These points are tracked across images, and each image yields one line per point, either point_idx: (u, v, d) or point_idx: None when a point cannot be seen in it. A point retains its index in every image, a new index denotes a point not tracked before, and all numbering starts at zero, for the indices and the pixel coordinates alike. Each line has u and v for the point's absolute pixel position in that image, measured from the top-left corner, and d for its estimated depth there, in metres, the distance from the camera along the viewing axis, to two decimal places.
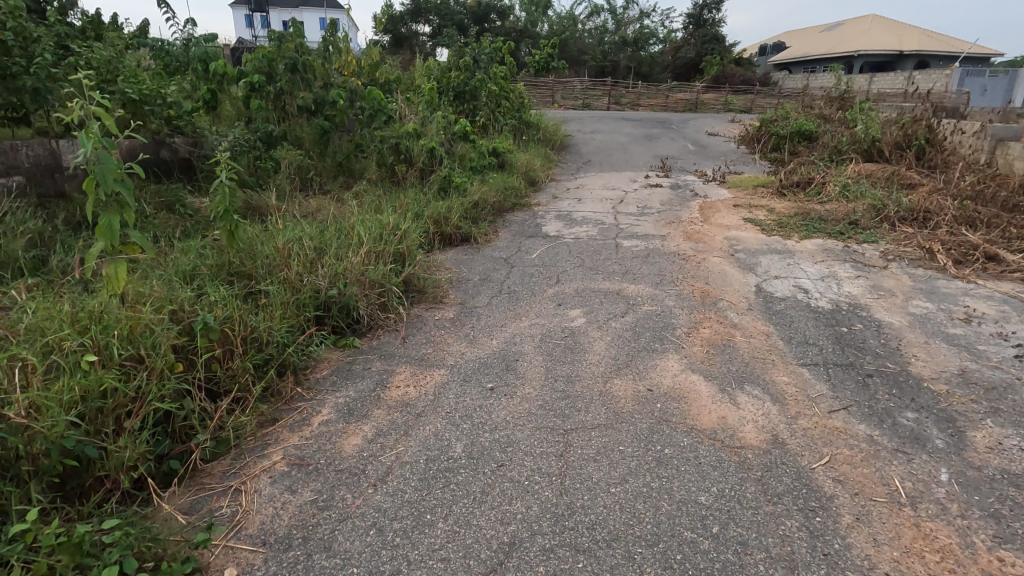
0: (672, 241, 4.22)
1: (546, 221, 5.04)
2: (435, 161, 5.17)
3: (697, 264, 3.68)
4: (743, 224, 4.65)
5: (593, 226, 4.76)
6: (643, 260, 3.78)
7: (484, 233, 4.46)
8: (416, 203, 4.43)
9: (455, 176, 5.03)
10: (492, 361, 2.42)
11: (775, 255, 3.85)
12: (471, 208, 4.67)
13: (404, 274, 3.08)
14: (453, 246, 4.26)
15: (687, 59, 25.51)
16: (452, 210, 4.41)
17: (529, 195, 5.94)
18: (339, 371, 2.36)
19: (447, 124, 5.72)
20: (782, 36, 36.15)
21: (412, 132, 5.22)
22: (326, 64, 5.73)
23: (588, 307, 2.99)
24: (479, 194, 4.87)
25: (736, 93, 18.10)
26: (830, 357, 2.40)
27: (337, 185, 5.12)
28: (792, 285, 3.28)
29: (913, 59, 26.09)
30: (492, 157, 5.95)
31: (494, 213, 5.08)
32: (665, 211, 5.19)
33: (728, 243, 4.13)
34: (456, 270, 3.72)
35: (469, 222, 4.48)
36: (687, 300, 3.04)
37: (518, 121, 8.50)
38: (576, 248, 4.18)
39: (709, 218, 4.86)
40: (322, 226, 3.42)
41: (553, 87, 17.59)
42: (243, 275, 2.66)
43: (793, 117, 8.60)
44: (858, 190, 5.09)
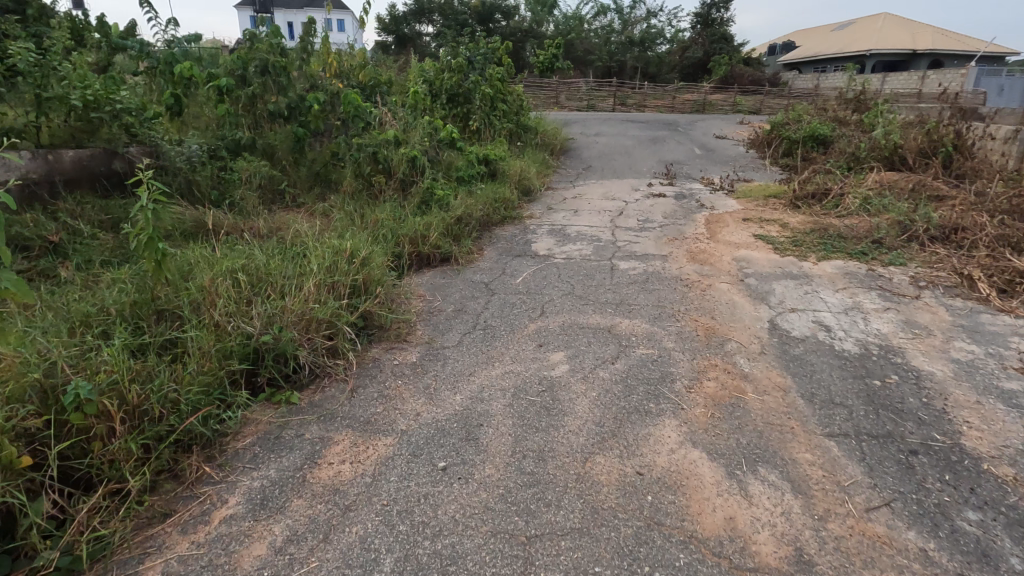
0: (675, 262, 3.79)
1: (537, 237, 4.62)
2: (417, 171, 4.77)
3: (701, 292, 3.24)
4: (753, 241, 4.22)
5: (588, 243, 4.34)
6: (640, 286, 3.35)
7: (467, 253, 4.05)
8: (391, 221, 4.03)
9: (438, 188, 4.62)
10: (451, 427, 2.00)
11: (790, 280, 3.40)
12: (453, 224, 4.25)
13: (362, 310, 2.67)
14: (430, 268, 3.85)
15: (695, 59, 24.99)
16: (431, 228, 4.00)
17: (522, 207, 5.52)
18: (265, 439, 1.95)
19: (433, 130, 5.31)
20: (792, 36, 35.50)
21: (393, 140, 4.81)
22: (304, 67, 5.35)
23: (573, 349, 2.57)
24: (464, 208, 4.46)
25: (746, 94, 17.58)
26: (863, 423, 1.96)
27: (312, 198, 4.73)
28: (811, 320, 2.84)
29: (927, 59, 25.41)
30: (483, 166, 5.54)
31: (481, 228, 4.66)
32: (668, 226, 4.75)
33: (737, 265, 3.69)
34: (429, 298, 3.30)
35: (450, 241, 4.08)
36: (689, 341, 2.62)
37: (515, 125, 8.08)
38: (566, 270, 3.76)
39: (716, 235, 4.42)
40: (276, 250, 3.02)
41: (558, 88, 17.16)
42: (165, 318, 2.27)
43: (806, 120, 8.12)
44: (881, 202, 4.63)
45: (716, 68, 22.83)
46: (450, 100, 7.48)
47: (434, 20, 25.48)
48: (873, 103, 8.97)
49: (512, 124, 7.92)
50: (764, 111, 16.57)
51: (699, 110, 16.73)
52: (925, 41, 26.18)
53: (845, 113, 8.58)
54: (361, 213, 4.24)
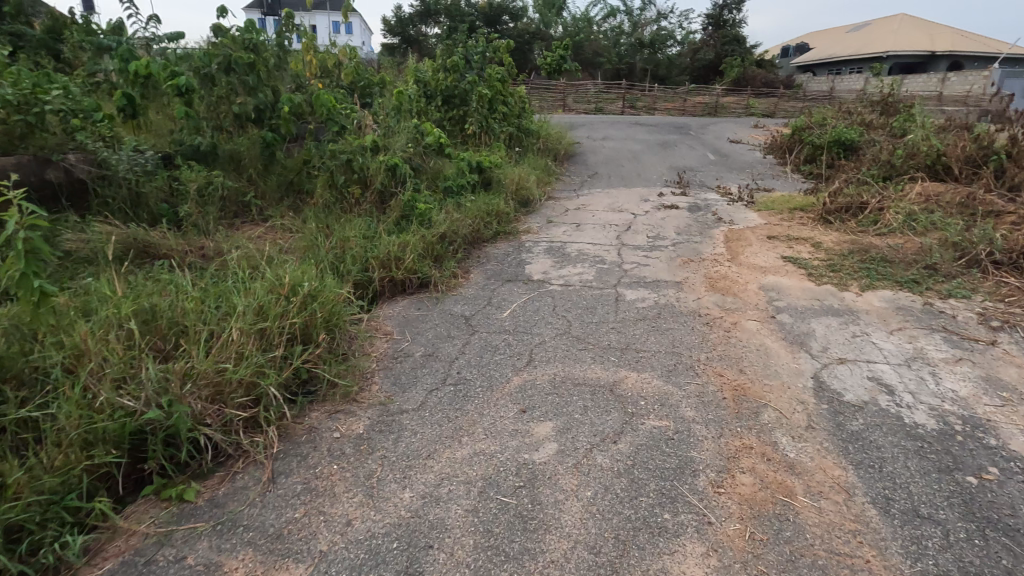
0: (691, 291, 3.23)
1: (533, 257, 4.07)
2: (398, 182, 4.23)
3: (725, 333, 2.68)
4: (782, 264, 3.64)
5: (589, 265, 3.78)
6: (651, 324, 2.79)
7: (449, 280, 3.51)
8: (363, 242, 3.50)
9: (421, 200, 4.09)
10: (391, 549, 1.46)
11: (832, 318, 2.83)
12: (436, 243, 3.72)
13: (300, 364, 2.13)
14: (405, 296, 3.31)
15: (706, 62, 24.32)
16: (408, 249, 3.46)
17: (518, 221, 4.97)
18: (128, 567, 1.41)
19: (419, 135, 4.78)
20: (805, 38, 34.75)
21: (373, 146, 4.29)
22: (280, 65, 4.85)
23: (564, 417, 2.01)
24: (449, 224, 3.93)
25: (760, 97, 16.93)
26: (967, 557, 1.40)
27: (281, 212, 4.22)
28: (865, 377, 2.26)
29: (947, 61, 24.62)
30: (475, 175, 5.00)
31: (469, 247, 4.12)
32: (681, 245, 4.19)
33: (766, 297, 3.12)
34: (397, 337, 2.76)
35: (430, 264, 3.54)
36: (713, 406, 2.06)
37: (516, 128, 7.55)
38: (563, 299, 3.21)
39: (737, 256, 3.84)
40: (209, 284, 2.49)
41: (565, 91, 16.61)
42: (29, 385, 1.74)
43: (830, 124, 7.52)
44: (927, 220, 4.04)
45: (728, 70, 22.20)
46: (445, 102, 6.96)
47: (440, 22, 25.06)
48: (902, 106, 8.35)
49: (513, 127, 7.38)
50: (779, 114, 15.94)
51: (711, 113, 16.07)
52: (945, 42, 25.36)
53: (872, 116, 7.95)
54: (330, 231, 3.71)
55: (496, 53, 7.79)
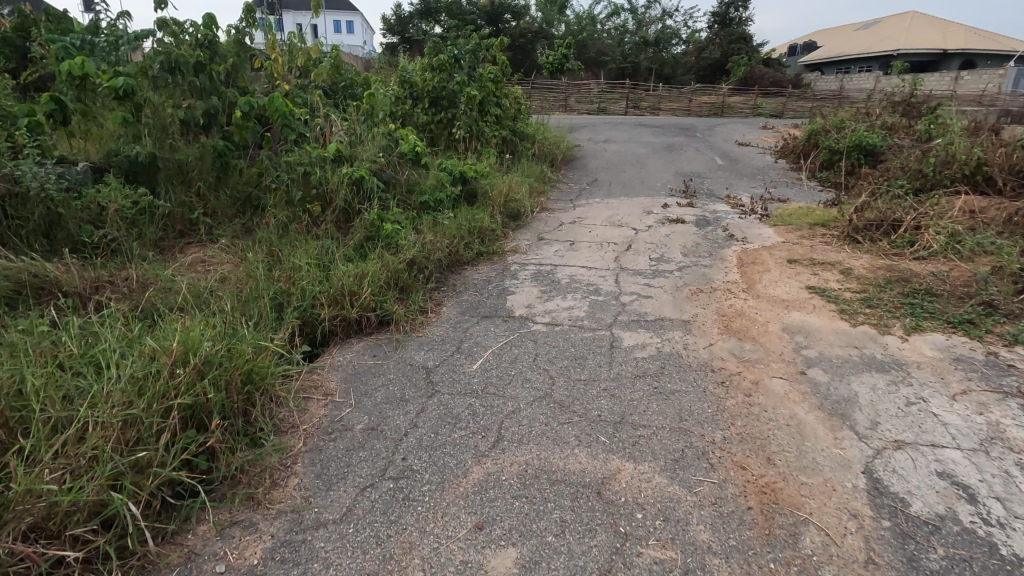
0: (701, 333, 2.70)
1: (517, 283, 3.55)
2: (366, 198, 3.72)
3: (745, 397, 2.14)
4: (807, 297, 3.10)
5: (581, 296, 3.25)
6: (652, 382, 2.26)
7: (416, 316, 3.00)
8: (315, 272, 2.99)
9: (390, 218, 3.58)
10: None
11: (877, 375, 2.29)
12: (403, 271, 3.20)
13: (184, 457, 1.61)
14: (361, 339, 2.80)
15: (712, 61, 23.68)
16: (366, 281, 2.94)
17: (505, 239, 4.44)
18: None
19: (393, 142, 4.25)
20: (813, 36, 34.03)
21: (337, 156, 3.77)
22: (238, 64, 4.32)
23: (533, 542, 1.49)
24: (420, 248, 3.42)
25: (768, 96, 16.34)
26: None
27: (232, 233, 3.71)
28: (933, 470, 1.73)
29: (959, 59, 23.87)
30: (457, 187, 4.47)
31: (444, 273, 3.60)
32: (688, 269, 3.66)
33: (791, 342, 2.58)
34: (338, 400, 2.24)
35: (394, 297, 3.02)
36: (734, 525, 1.52)
37: (509, 131, 7.02)
38: (548, 342, 2.68)
39: (754, 286, 3.30)
40: (93, 341, 1.98)
41: (567, 90, 16.02)
42: None
43: (848, 128, 6.95)
44: (974, 242, 3.50)
45: (734, 69, 21.60)
46: (431, 104, 6.44)
47: (440, 20, 24.56)
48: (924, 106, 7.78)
49: (505, 131, 6.84)
50: (787, 115, 15.37)
51: (717, 113, 15.48)
52: (956, 40, 24.66)
53: (893, 118, 7.38)
54: (281, 257, 3.20)
55: (489, 51, 7.26)
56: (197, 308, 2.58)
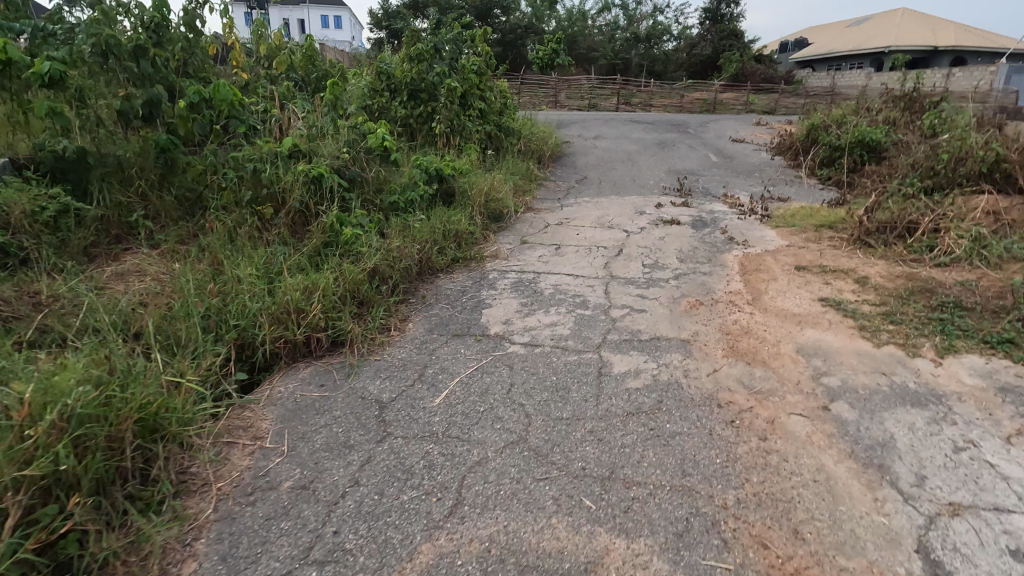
0: (703, 356, 2.33)
1: (495, 294, 3.17)
2: (326, 199, 3.31)
3: (758, 442, 1.77)
4: (820, 310, 2.75)
5: (566, 309, 2.87)
6: (647, 421, 1.89)
7: (375, 336, 2.61)
8: (259, 286, 2.59)
9: (351, 221, 3.18)
10: None
11: (914, 412, 1.93)
12: (363, 282, 2.81)
13: (28, 549, 1.23)
14: (309, 364, 2.41)
15: (703, 57, 23.39)
16: (317, 295, 2.54)
17: (485, 243, 4.06)
18: None
19: (360, 136, 3.85)
20: (803, 34, 33.87)
21: (293, 151, 3.36)
22: (187, 49, 3.89)
23: None
24: (385, 255, 3.03)
25: (760, 92, 16.04)
26: None
27: (175, 239, 3.30)
28: (1005, 548, 1.37)
29: (949, 56, 23.72)
30: (433, 186, 4.08)
31: (413, 283, 3.21)
32: (685, 277, 3.29)
33: (808, 368, 2.22)
34: (268, 447, 1.85)
35: (350, 314, 2.63)
36: None
37: (493, 125, 6.63)
38: (526, 368, 2.30)
39: (759, 297, 2.94)
40: None
41: (557, 86, 15.63)
42: None
43: (850, 123, 6.62)
44: (1001, 248, 3.16)
45: (726, 65, 21.31)
46: (409, 97, 6.03)
47: (428, 15, 24.11)
48: (926, 99, 7.48)
49: (489, 126, 6.45)
50: (780, 111, 15.08)
51: (710, 109, 15.16)
52: (947, 36, 24.54)
53: (895, 112, 7.06)
54: (223, 267, 2.80)
55: (472, 41, 6.85)
56: (110, 334, 2.18)
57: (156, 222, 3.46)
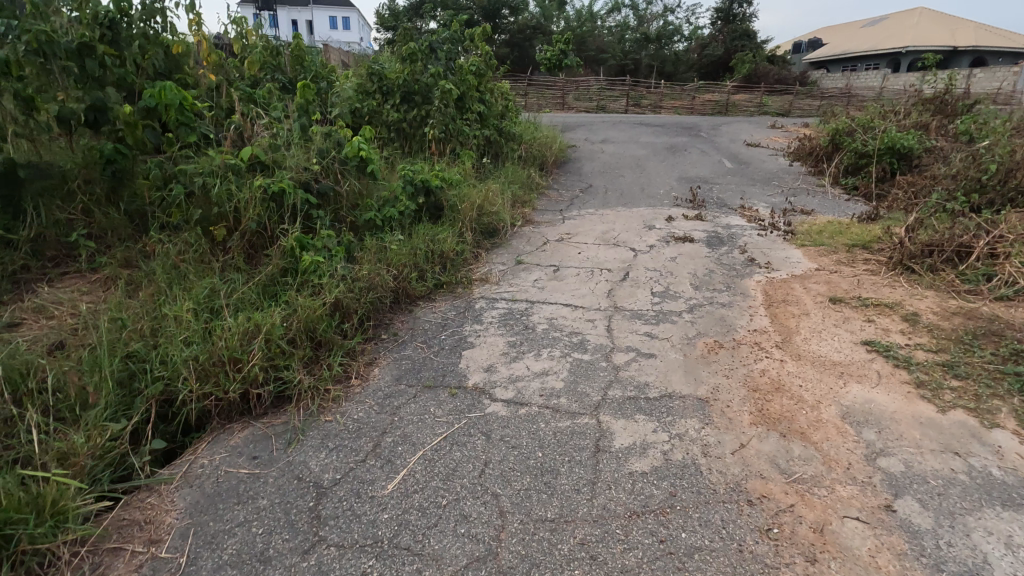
0: (726, 424, 1.89)
1: (480, 329, 2.74)
2: (288, 219, 2.90)
3: (805, 566, 1.33)
4: (864, 358, 2.29)
5: (560, 352, 2.44)
6: (654, 528, 1.45)
7: (330, 389, 2.18)
8: (195, 327, 2.19)
9: (314, 244, 2.75)
10: None
11: (1009, 518, 1.47)
12: (321, 320, 2.38)
13: None
14: (245, 426, 2.00)
15: (715, 58, 22.84)
16: (259, 340, 2.12)
17: (473, 265, 3.63)
18: None
19: (334, 145, 3.43)
20: (817, 34, 33.17)
21: (252, 163, 2.95)
22: (147, 48, 3.50)
23: None
24: (349, 286, 2.60)
25: (775, 94, 15.49)
26: None
27: (118, 264, 2.92)
28: None
29: (970, 57, 23.00)
30: (417, 199, 3.66)
31: (386, 316, 2.79)
32: (701, 310, 2.85)
33: (859, 445, 1.77)
34: (164, 558, 1.43)
35: (301, 361, 2.21)
36: None
37: (493, 129, 6.21)
38: (505, 437, 1.86)
39: (789, 339, 2.49)
40: None
41: (565, 87, 15.15)
42: None
43: (878, 127, 6.12)
44: None
45: (738, 66, 20.75)
46: (402, 100, 5.63)
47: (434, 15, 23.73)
48: (958, 101, 6.97)
49: (488, 131, 6.03)
50: (795, 113, 14.54)
51: (722, 111, 14.65)
52: (968, 36, 23.79)
53: (926, 116, 6.55)
54: (159, 302, 2.40)
55: (471, 41, 6.43)
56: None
57: (100, 244, 3.07)
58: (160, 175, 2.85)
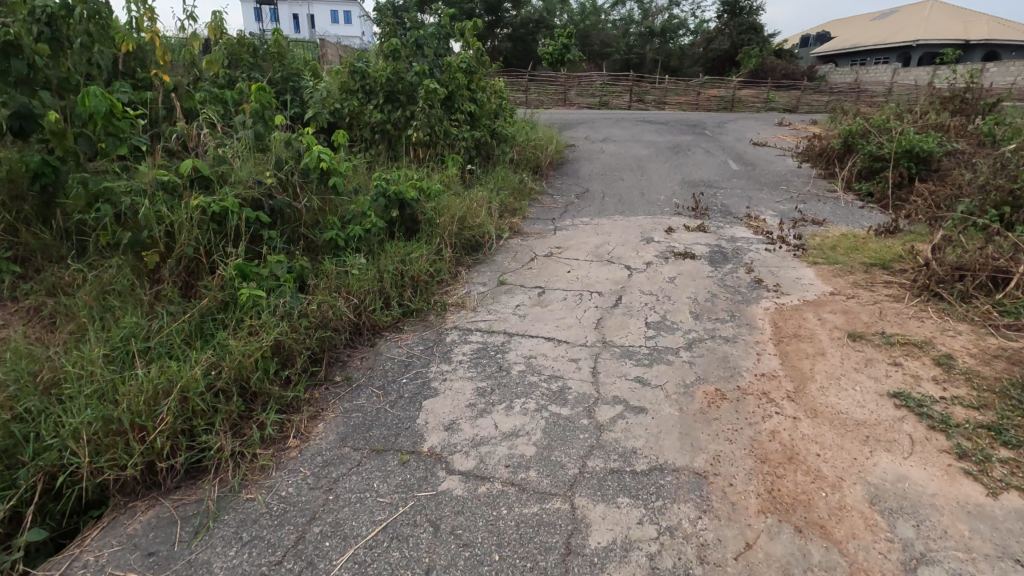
0: (728, 513, 1.54)
1: (447, 369, 2.39)
2: (232, 242, 2.56)
3: None
4: (894, 417, 1.94)
5: (535, 405, 2.09)
6: None
7: (258, 455, 1.84)
8: (98, 382, 1.85)
9: (257, 272, 2.41)
10: None
11: None
12: (256, 367, 2.04)
13: None
14: (150, 505, 1.67)
15: (721, 51, 22.28)
16: (171, 398, 1.78)
17: (450, 287, 3.28)
18: None
19: (294, 154, 3.08)
20: (825, 27, 32.48)
21: (193, 179, 2.61)
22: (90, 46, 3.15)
23: None
24: (294, 324, 2.27)
25: (782, 89, 15.00)
26: None
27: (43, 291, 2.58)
28: None
29: (983, 50, 22.39)
30: (387, 214, 3.31)
31: (341, 354, 2.46)
32: (701, 347, 2.50)
33: (893, 548, 1.43)
34: None
35: (226, 421, 1.88)
36: None
37: (484, 129, 5.84)
38: (457, 531, 1.52)
39: (804, 388, 2.14)
40: None
41: (567, 83, 14.69)
42: None
43: (895, 128, 5.72)
44: None
45: (745, 60, 20.25)
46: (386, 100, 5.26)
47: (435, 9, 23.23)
48: (979, 99, 6.54)
49: (477, 133, 5.67)
50: (803, 109, 14.07)
51: (728, 107, 14.21)
52: (981, 29, 23.14)
53: (945, 115, 6.14)
54: (70, 346, 2.06)
55: (462, 35, 6.04)
56: None
57: (28, 267, 2.63)
58: (87, 194, 2.50)
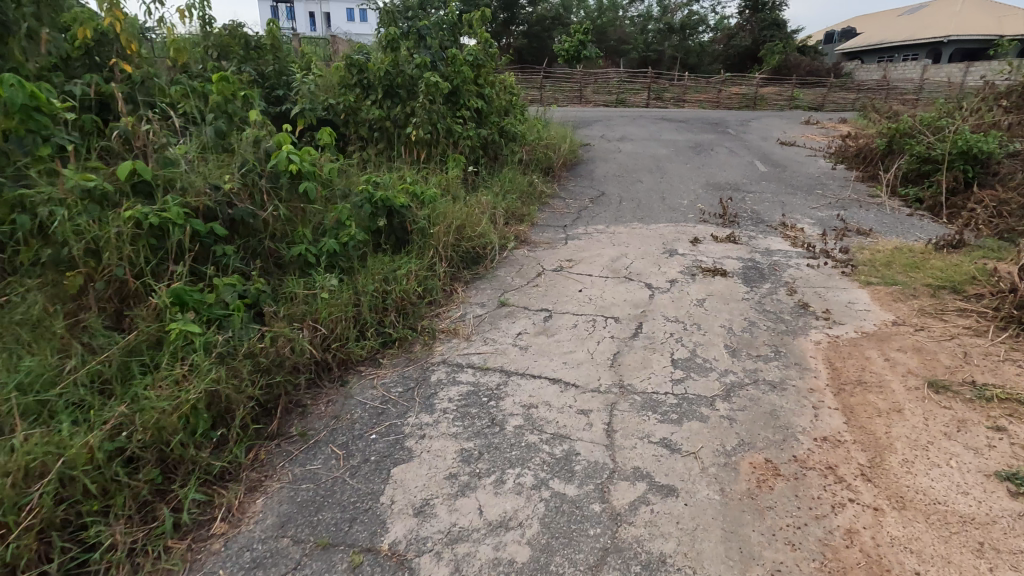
0: None
1: (427, 421, 1.94)
2: (174, 262, 2.13)
3: None
4: (1013, 512, 1.45)
5: (532, 480, 1.63)
6: None
7: (168, 552, 1.41)
8: None
9: (198, 300, 1.98)
10: None
11: None
12: (179, 429, 1.61)
13: None
14: None
15: (743, 48, 21.53)
16: (48, 479, 1.35)
17: (442, 308, 2.83)
18: None
19: (262, 155, 2.64)
20: (850, 22, 31.45)
21: (131, 184, 2.19)
22: None
23: None
24: (234, 369, 1.83)
25: (808, 86, 14.33)
26: None
27: None
28: None
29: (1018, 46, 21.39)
30: (369, 224, 2.87)
31: (299, 400, 2.02)
32: (745, 397, 2.01)
33: None
34: None
35: (131, 504, 1.45)
36: None
37: (491, 126, 5.37)
38: None
39: (883, 462, 1.65)
40: None
41: (583, 80, 14.09)
42: None
43: (945, 127, 5.16)
44: None
45: (768, 57, 19.50)
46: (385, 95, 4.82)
47: None
48: None
49: (484, 130, 5.20)
50: (830, 107, 13.40)
51: (750, 105, 13.59)
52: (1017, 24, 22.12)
53: (999, 112, 5.56)
54: None
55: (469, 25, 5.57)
56: None
57: None
58: None
